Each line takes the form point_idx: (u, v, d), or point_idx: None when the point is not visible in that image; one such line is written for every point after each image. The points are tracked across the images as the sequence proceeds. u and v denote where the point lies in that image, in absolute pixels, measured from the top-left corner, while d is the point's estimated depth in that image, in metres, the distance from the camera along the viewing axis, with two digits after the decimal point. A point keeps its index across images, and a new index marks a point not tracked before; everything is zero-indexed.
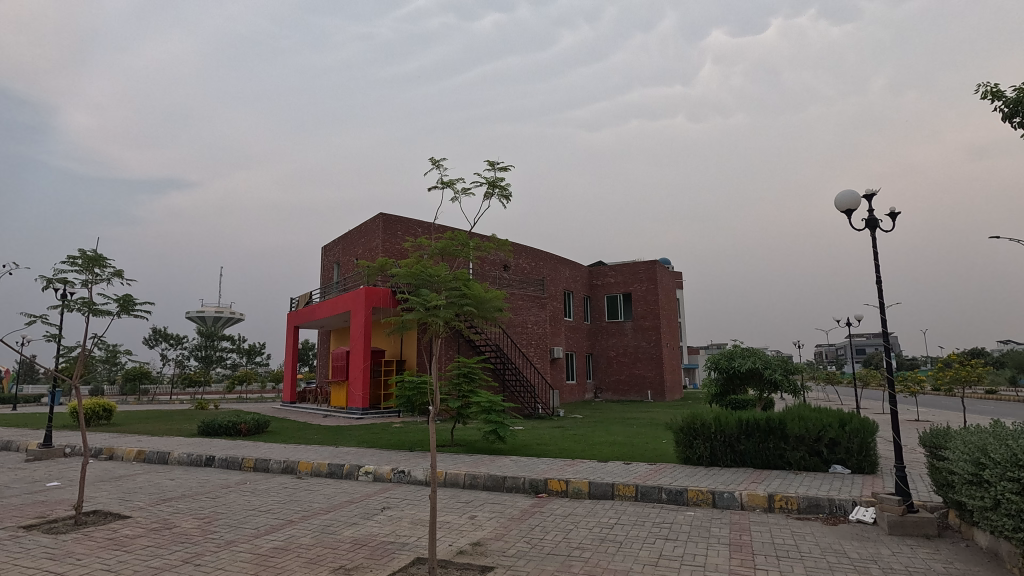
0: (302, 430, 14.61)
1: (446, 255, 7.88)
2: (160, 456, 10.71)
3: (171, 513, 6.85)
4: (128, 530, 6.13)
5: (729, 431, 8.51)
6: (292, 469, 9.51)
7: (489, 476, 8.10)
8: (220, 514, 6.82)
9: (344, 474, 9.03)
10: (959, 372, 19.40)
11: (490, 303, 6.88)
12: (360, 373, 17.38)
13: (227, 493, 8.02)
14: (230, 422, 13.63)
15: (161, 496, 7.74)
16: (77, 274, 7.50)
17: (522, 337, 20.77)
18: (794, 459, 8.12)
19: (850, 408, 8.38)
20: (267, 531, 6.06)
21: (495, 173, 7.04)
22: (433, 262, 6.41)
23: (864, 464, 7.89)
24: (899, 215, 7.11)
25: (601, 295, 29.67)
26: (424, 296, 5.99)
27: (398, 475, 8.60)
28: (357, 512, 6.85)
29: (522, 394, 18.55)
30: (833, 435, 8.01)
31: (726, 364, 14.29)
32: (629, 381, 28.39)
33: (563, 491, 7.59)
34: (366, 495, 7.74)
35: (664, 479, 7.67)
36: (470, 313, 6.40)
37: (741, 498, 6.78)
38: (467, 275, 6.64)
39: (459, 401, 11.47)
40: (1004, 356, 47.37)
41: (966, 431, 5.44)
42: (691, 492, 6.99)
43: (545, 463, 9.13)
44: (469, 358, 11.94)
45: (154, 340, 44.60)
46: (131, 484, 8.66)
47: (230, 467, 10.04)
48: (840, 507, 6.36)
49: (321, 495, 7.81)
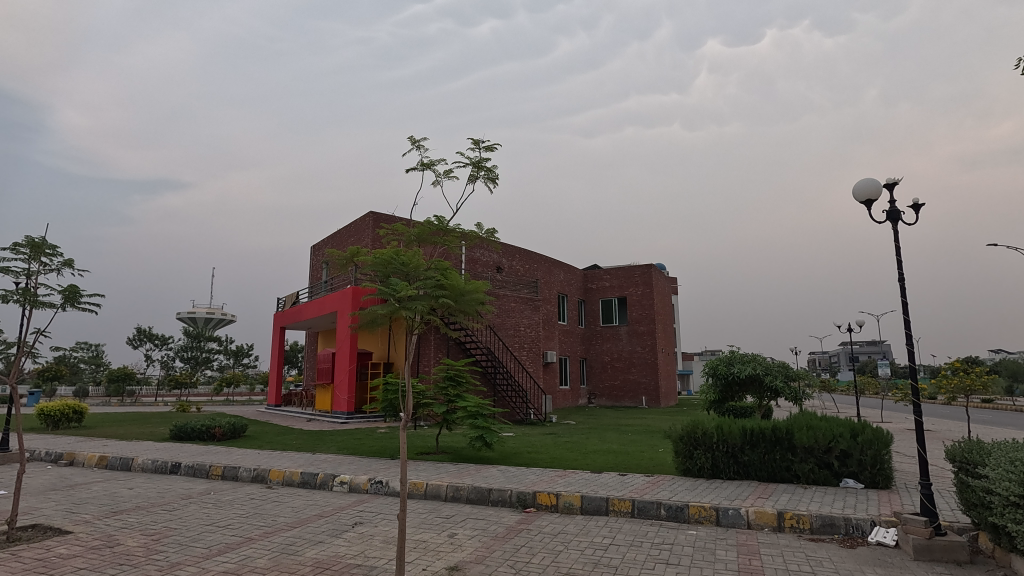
0: (281, 436, 13.88)
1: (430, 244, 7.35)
2: (123, 463, 9.99)
3: (118, 529, 6.16)
4: (63, 549, 5.45)
5: (731, 441, 7.91)
6: (262, 478, 8.84)
7: (473, 488, 7.47)
8: (172, 530, 6.14)
9: (317, 484, 8.37)
10: (964, 381, 18.70)
11: (468, 296, 6.09)
12: (346, 376, 16.80)
13: (187, 505, 7.34)
14: (204, 426, 12.96)
15: (113, 508, 7.07)
16: (22, 262, 6.82)
17: (513, 341, 20.08)
18: (803, 472, 7.53)
19: (861, 417, 7.80)
20: (220, 551, 5.41)
21: (479, 153, 7.49)
22: (408, 250, 5.77)
23: (877, 478, 7.33)
24: (924, 206, 6.46)
25: (596, 299, 29.11)
26: (395, 285, 5.34)
27: (375, 485, 7.95)
28: (325, 528, 6.19)
29: (514, 400, 18.00)
30: (845, 446, 7.42)
31: (725, 370, 13.67)
32: (623, 388, 27.79)
33: (553, 506, 6.97)
34: (338, 508, 7.08)
35: (663, 493, 7.06)
36: (447, 306, 5.70)
37: (748, 516, 6.17)
38: (446, 264, 5.95)
39: (445, 406, 10.79)
40: (1000, 363, 46.73)
41: (1006, 447, 4.87)
42: (693, 508, 6.39)
43: (534, 473, 8.50)
44: (456, 361, 11.29)
45: (139, 340, 43.73)
46: (84, 493, 7.95)
47: (196, 475, 9.37)
48: (857, 527, 5.79)
49: (289, 508, 7.15)
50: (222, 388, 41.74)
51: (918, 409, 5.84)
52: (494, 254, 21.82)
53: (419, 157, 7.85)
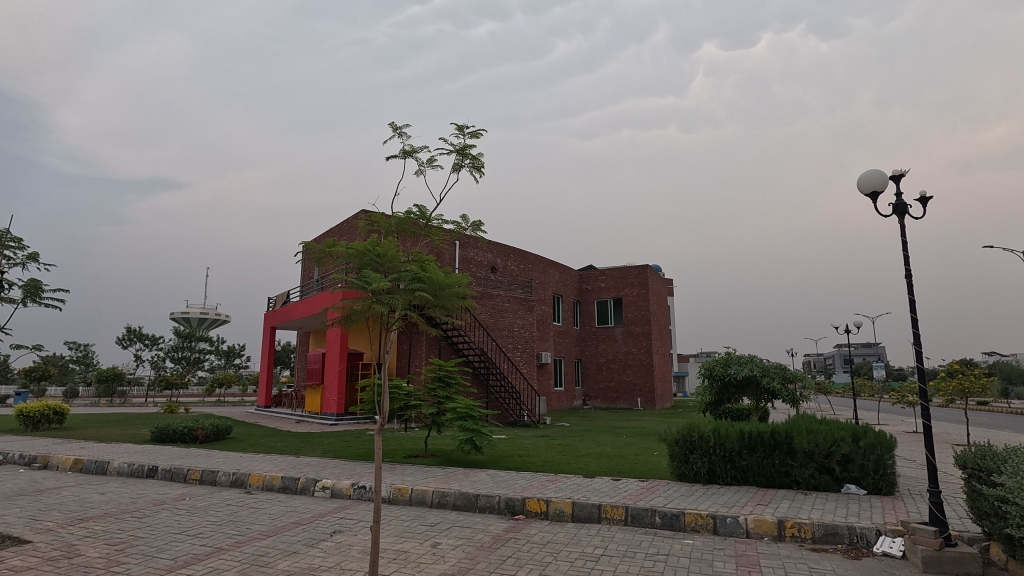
0: (267, 438, 13.54)
1: None
2: (99, 466, 9.63)
3: (81, 538, 5.81)
4: (17, 561, 5.10)
5: (729, 445, 7.62)
6: (242, 482, 8.50)
7: (460, 494, 7.15)
8: (138, 538, 5.80)
9: (298, 489, 8.05)
10: (962, 383, 18.43)
11: (449, 292, 5.64)
12: (335, 377, 16.59)
13: (158, 511, 6.97)
14: (186, 428, 12.60)
15: (79, 515, 6.70)
16: None
17: (506, 341, 19.73)
18: (802, 478, 7.25)
19: (863, 420, 7.52)
20: (186, 563, 5.08)
21: (462, 141, 7.63)
22: (385, 241, 5.52)
23: (880, 484, 7.05)
24: (933, 199, 6.15)
25: (591, 299, 28.83)
26: (368, 276, 5.05)
27: (358, 490, 7.62)
28: (301, 537, 5.85)
29: (507, 401, 17.69)
30: (846, 451, 7.14)
31: (721, 372, 13.41)
32: (617, 389, 27.51)
33: (543, 513, 6.66)
34: (317, 515, 6.73)
35: (657, 499, 6.77)
36: (425, 301, 5.39)
37: (747, 524, 5.88)
38: (426, 256, 5.66)
39: (433, 408, 10.42)
40: (997, 364, 46.56)
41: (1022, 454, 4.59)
42: (690, 516, 6.09)
43: (524, 478, 8.18)
44: (446, 361, 10.91)
45: (129, 340, 43.13)
46: (52, 499, 7.57)
47: (174, 479, 9.02)
48: (862, 536, 5.49)
49: (266, 515, 6.80)
50: (213, 389, 41.25)
51: (927, 411, 5.55)
52: (489, 255, 21.63)
53: (402, 145, 8.11)
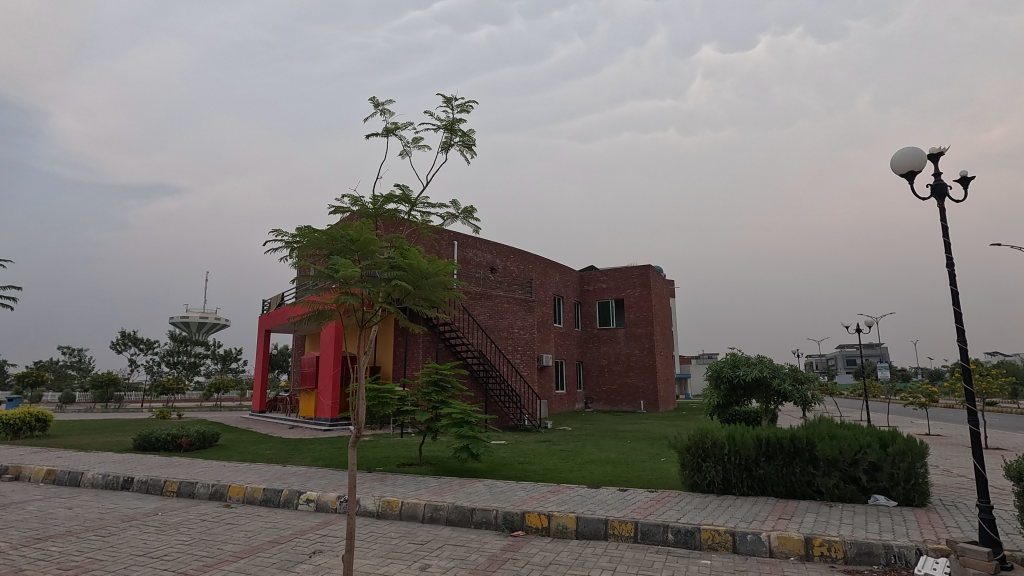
0: (255, 445, 12.97)
1: (389, 220, 6.36)
2: (72, 478, 9.06)
3: (31, 561, 5.24)
4: None
5: (745, 452, 7.05)
6: (221, 495, 7.94)
7: (454, 508, 6.57)
8: (96, 562, 5.23)
9: (281, 502, 7.48)
10: (979, 384, 17.70)
11: (433, 281, 5.08)
12: (330, 381, 16.13)
13: (126, 529, 6.40)
14: (169, 436, 12.01)
15: (36, 535, 6.11)
16: None
17: (506, 343, 19.19)
18: (825, 487, 6.68)
19: (890, 424, 6.96)
20: None
21: (452, 115, 6.96)
22: (361, 224, 5.00)
23: (912, 495, 6.46)
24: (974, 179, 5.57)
25: (592, 301, 28.26)
26: (339, 264, 4.62)
27: (344, 504, 7.06)
28: (277, 559, 5.28)
29: (507, 405, 17.11)
30: (874, 459, 6.54)
31: (730, 374, 12.79)
32: (619, 391, 26.92)
33: (544, 529, 6.09)
34: (297, 533, 6.15)
35: (670, 513, 6.18)
36: (404, 292, 4.89)
37: (770, 541, 5.31)
38: (405, 242, 5.13)
39: (427, 413, 9.82)
40: (1003, 363, 45.93)
41: None
42: (705, 533, 5.52)
43: (525, 489, 7.60)
44: (442, 365, 10.28)
45: (123, 344, 42.47)
46: (12, 515, 6.99)
47: (150, 491, 8.45)
48: (900, 556, 4.92)
49: (242, 533, 6.22)
50: (209, 394, 40.48)
51: (974, 415, 4.99)
52: (489, 254, 21.12)
53: (384, 123, 7.30)
